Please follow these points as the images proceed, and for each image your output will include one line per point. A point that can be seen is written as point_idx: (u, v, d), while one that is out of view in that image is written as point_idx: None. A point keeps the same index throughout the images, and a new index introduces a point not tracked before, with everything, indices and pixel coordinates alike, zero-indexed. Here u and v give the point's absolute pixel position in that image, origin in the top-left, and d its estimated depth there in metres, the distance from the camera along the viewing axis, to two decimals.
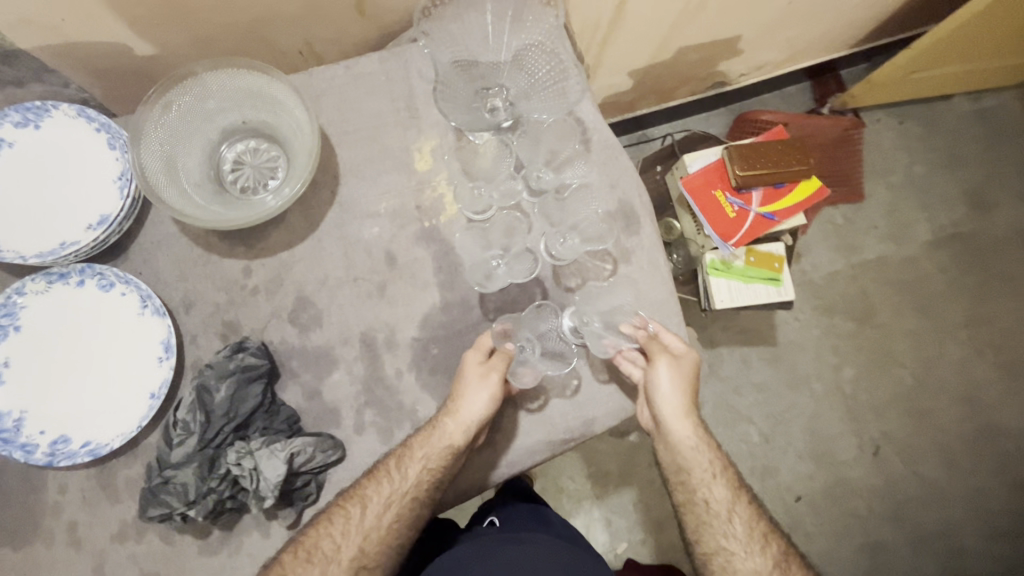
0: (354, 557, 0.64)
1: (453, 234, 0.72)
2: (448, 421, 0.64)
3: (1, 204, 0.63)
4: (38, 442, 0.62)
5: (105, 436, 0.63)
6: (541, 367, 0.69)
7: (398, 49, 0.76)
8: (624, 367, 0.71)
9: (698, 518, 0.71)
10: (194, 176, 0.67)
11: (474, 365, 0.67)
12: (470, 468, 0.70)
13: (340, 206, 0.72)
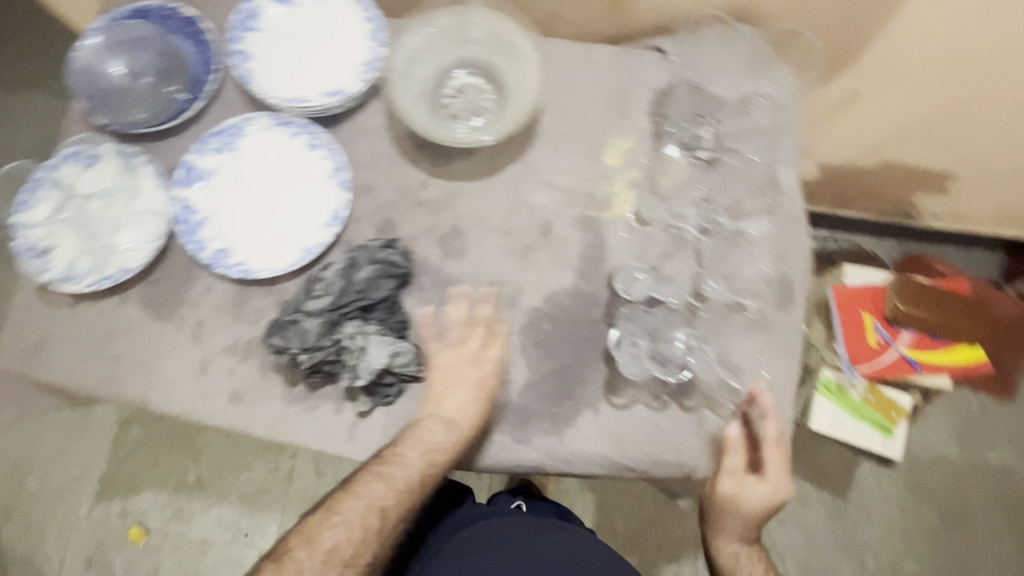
0: (387, 504, 0.65)
1: (610, 233, 0.74)
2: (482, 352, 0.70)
3: (272, 48, 0.74)
4: (208, 245, 0.72)
5: (257, 265, 0.71)
6: (651, 369, 0.70)
7: (638, 52, 0.79)
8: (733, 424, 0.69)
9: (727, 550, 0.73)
10: (420, 90, 0.74)
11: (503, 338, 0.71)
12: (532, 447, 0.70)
13: (524, 165, 0.75)
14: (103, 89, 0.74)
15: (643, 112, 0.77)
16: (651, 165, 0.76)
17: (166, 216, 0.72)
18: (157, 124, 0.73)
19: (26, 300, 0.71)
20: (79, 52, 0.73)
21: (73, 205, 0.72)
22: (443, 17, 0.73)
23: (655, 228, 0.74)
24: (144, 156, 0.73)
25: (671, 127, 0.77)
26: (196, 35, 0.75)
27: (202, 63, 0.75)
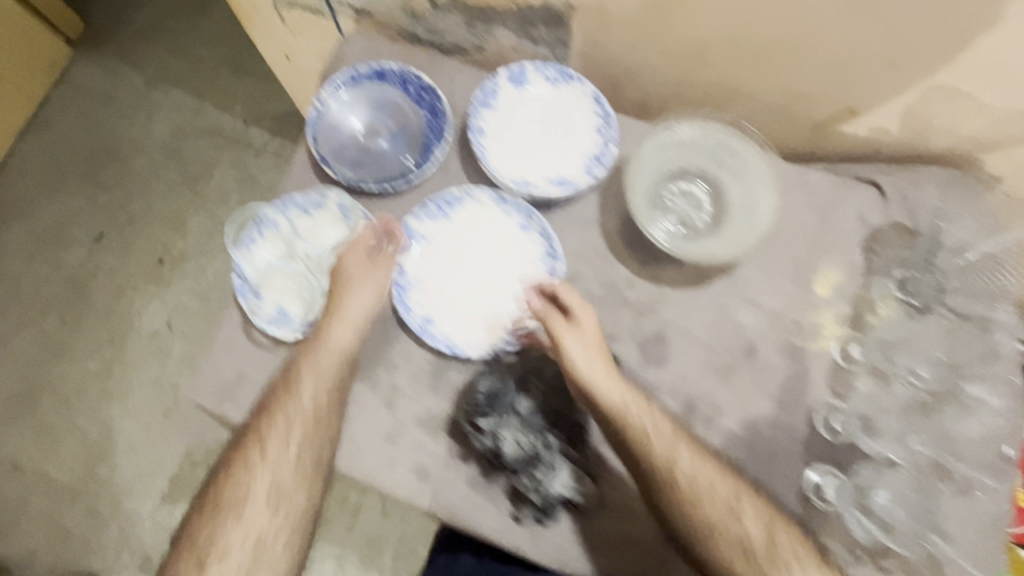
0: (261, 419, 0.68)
1: (815, 366, 0.72)
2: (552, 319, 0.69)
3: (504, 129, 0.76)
4: (414, 311, 0.72)
5: (461, 340, 0.71)
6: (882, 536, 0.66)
7: (853, 184, 0.79)
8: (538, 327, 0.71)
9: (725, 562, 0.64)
10: (644, 191, 0.74)
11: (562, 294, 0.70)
12: None
13: (732, 281, 0.75)
14: (337, 144, 0.76)
15: (856, 247, 0.76)
16: (861, 301, 0.74)
17: (378, 276, 0.72)
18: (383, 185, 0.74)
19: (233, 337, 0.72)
20: (323, 106, 0.77)
21: (295, 252, 0.74)
22: (684, 127, 0.75)
23: (860, 368, 0.72)
24: (364, 212, 0.74)
25: (885, 267, 0.75)
26: (431, 104, 0.77)
27: (433, 132, 0.77)
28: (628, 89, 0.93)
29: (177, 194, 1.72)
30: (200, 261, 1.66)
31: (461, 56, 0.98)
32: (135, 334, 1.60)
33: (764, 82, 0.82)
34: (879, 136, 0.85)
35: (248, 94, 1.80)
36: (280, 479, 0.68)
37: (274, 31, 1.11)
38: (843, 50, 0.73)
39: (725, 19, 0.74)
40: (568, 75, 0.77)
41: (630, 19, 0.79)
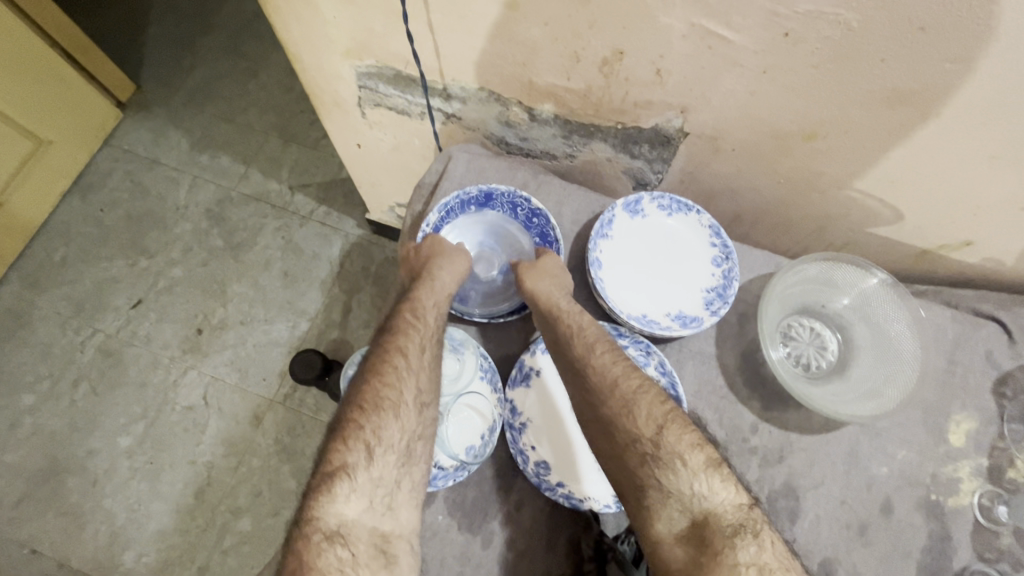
0: (402, 394, 0.60)
1: (956, 526, 0.67)
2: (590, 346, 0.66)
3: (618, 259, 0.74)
4: (530, 456, 0.67)
5: (581, 491, 0.66)
6: None
7: (975, 321, 0.76)
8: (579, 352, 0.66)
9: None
10: (771, 330, 0.70)
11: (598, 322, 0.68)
12: None
13: (861, 427, 0.70)
14: None
15: (986, 391, 0.73)
16: (997, 452, 0.70)
17: (492, 421, 0.67)
18: (494, 315, 0.73)
19: None
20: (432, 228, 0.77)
21: None
22: (812, 262, 0.71)
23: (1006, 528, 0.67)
24: (475, 345, 0.71)
25: (1019, 414, 0.71)
26: (539, 230, 0.77)
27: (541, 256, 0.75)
28: (724, 204, 0.91)
29: (219, 260, 1.69)
30: (239, 331, 1.61)
31: (549, 162, 0.97)
32: (168, 408, 1.54)
33: (876, 210, 0.80)
34: (991, 266, 0.82)
35: (295, 161, 1.79)
36: (382, 479, 0.56)
37: (351, 124, 1.11)
38: (971, 193, 0.71)
39: (849, 157, 0.73)
40: (684, 204, 0.75)
41: (744, 148, 0.77)
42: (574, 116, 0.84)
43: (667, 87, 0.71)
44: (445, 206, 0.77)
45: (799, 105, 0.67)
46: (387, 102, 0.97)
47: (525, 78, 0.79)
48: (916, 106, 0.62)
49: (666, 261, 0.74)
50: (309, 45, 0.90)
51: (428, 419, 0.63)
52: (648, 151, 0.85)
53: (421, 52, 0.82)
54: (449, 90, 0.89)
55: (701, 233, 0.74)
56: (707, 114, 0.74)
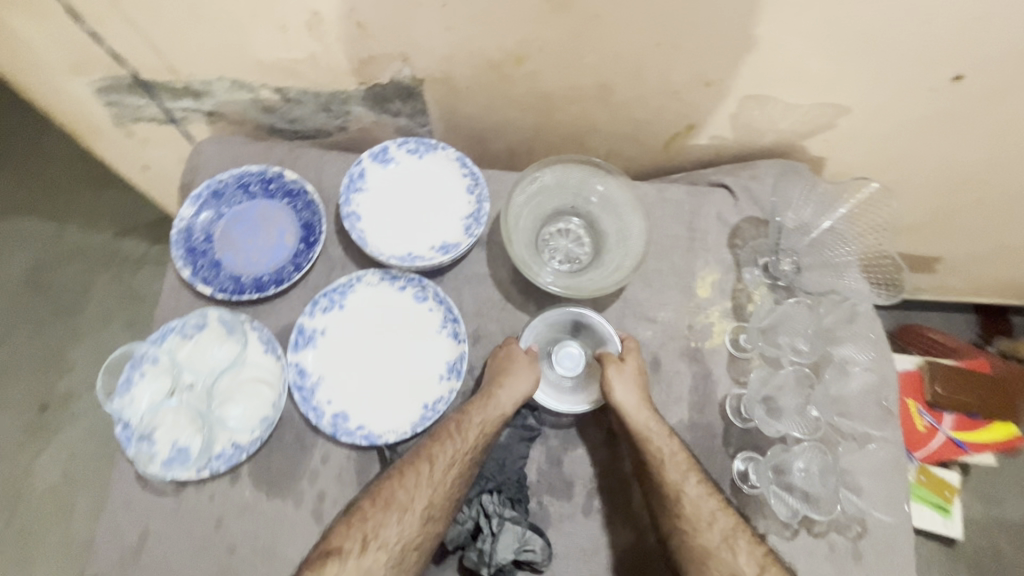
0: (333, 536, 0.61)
1: (716, 362, 0.78)
2: (500, 392, 0.69)
3: (379, 209, 0.77)
4: (324, 410, 0.69)
5: (380, 428, 0.69)
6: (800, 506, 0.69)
7: (705, 191, 0.87)
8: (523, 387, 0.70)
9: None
10: (525, 239, 0.77)
11: (628, 366, 0.72)
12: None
13: (625, 302, 0.79)
14: (211, 258, 0.74)
15: (723, 246, 0.84)
16: (739, 293, 0.82)
17: (279, 386, 0.69)
18: (267, 290, 0.72)
19: (127, 492, 0.65)
20: (188, 222, 0.75)
21: (179, 386, 0.68)
22: (547, 171, 0.78)
23: (752, 354, 0.78)
24: (251, 322, 0.71)
25: (749, 258, 0.84)
26: (302, 200, 0.77)
27: (306, 223, 0.77)
28: (494, 141, 0.98)
29: (51, 330, 1.56)
30: (92, 396, 1.50)
31: (327, 138, 0.99)
32: (27, 498, 1.41)
33: (610, 113, 0.90)
34: (719, 141, 0.95)
35: (115, 207, 1.67)
36: None
37: (124, 147, 1.06)
38: (668, 79, 0.82)
39: (560, 69, 0.81)
40: (429, 146, 0.80)
41: (476, 83, 0.83)
42: (321, 87, 0.86)
43: (378, 38, 0.75)
44: (199, 199, 0.76)
45: (491, 30, 0.73)
46: (142, 113, 0.94)
47: (253, 58, 0.80)
48: (578, 10, 0.70)
49: (425, 200, 0.79)
50: (28, 70, 0.85)
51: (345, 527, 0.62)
52: (403, 105, 0.89)
53: (141, 52, 0.80)
54: (192, 87, 0.87)
55: (451, 168, 0.80)
56: (427, 57, 0.78)
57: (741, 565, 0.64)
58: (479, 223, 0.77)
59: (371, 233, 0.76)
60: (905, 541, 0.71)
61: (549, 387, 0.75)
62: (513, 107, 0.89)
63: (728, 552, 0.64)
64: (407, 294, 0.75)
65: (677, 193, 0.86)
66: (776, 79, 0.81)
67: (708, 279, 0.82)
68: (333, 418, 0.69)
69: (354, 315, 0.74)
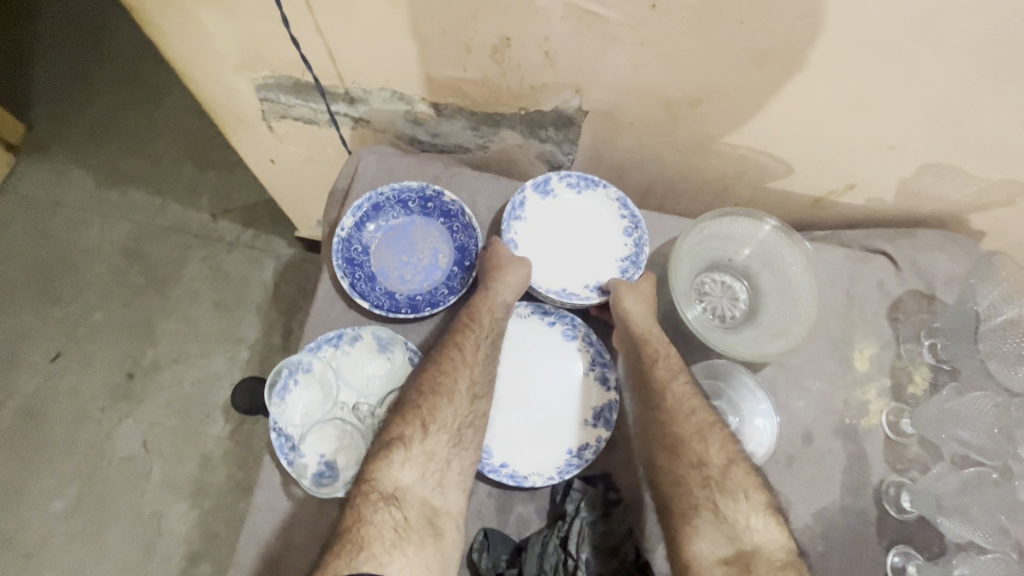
0: None
1: (870, 443, 0.73)
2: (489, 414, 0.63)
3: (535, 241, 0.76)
4: None
5: (525, 469, 0.67)
6: None
7: (865, 257, 0.83)
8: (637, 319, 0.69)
9: (693, 502, 0.62)
10: (685, 287, 0.74)
11: (641, 292, 0.71)
12: None
13: (778, 366, 0.75)
14: (367, 272, 0.74)
15: (882, 318, 0.79)
16: (897, 372, 0.77)
17: None
18: (423, 311, 0.71)
19: (272, 501, 0.65)
20: (346, 233, 0.74)
21: (333, 401, 0.68)
22: (714, 221, 0.75)
23: (912, 439, 0.74)
24: (404, 342, 0.70)
25: (909, 335, 0.79)
26: (458, 222, 0.76)
27: (462, 247, 0.76)
28: (634, 177, 0.95)
29: (142, 301, 1.60)
30: (174, 370, 1.54)
31: (464, 156, 0.98)
32: (104, 462, 1.44)
33: (767, 165, 0.86)
34: (876, 204, 0.90)
35: (214, 188, 1.72)
36: None
37: (260, 140, 1.08)
38: (846, 139, 0.78)
39: (734, 119, 0.78)
40: (589, 182, 0.78)
41: (640, 121, 0.81)
42: (479, 107, 0.85)
43: (558, 68, 0.74)
44: (358, 210, 0.75)
45: (678, 73, 0.71)
46: (292, 111, 0.95)
47: (423, 73, 0.80)
48: (779, 62, 0.67)
49: (580, 236, 0.77)
50: (199, 63, 0.87)
51: None
52: (555, 133, 0.88)
53: (316, 57, 0.81)
54: (351, 93, 0.88)
55: (610, 207, 0.78)
56: (601, 91, 0.77)
57: (711, 458, 0.63)
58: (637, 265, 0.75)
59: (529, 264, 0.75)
60: None
61: None
62: (668, 148, 0.87)
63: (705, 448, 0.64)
64: (555, 330, 0.73)
65: (835, 256, 0.82)
66: (968, 151, 0.76)
67: (865, 353, 0.77)
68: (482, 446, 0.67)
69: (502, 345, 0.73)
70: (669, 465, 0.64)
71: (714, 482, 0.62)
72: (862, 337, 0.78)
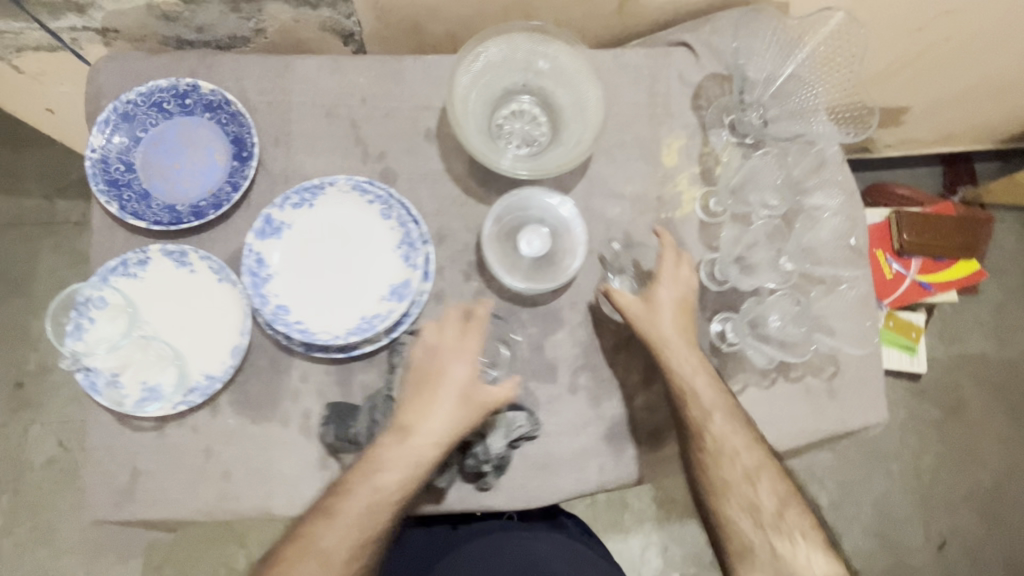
0: (372, 521, 0.61)
1: (687, 231, 0.76)
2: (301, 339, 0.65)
3: (288, 226, 0.67)
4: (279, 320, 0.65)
5: (321, 324, 0.65)
6: (776, 354, 0.72)
7: (666, 50, 0.80)
8: (663, 278, 0.71)
9: (746, 541, 0.67)
10: (479, 126, 0.71)
11: (657, 305, 0.70)
12: (666, 434, 0.72)
13: (590, 180, 0.76)
14: (138, 189, 0.68)
15: (687, 109, 0.79)
16: (707, 157, 0.78)
17: (238, 313, 0.65)
18: (208, 215, 0.67)
19: (109, 437, 0.64)
20: (103, 155, 0.67)
21: (139, 325, 0.65)
22: (491, 43, 0.71)
23: (724, 217, 0.76)
24: (200, 251, 0.67)
25: (715, 119, 0.79)
26: (225, 112, 0.70)
27: (237, 137, 0.70)
28: (429, 24, 0.87)
29: None
30: None
31: (246, 48, 0.88)
32: None
33: None
34: None
35: None
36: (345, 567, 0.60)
37: (19, 87, 0.93)
38: None
39: None
40: (325, 189, 0.67)
41: None
42: None
43: None
44: (108, 127, 0.67)
45: None
46: (22, 39, 0.81)
47: None
48: None
49: (332, 209, 0.68)
50: None
51: (348, 504, 0.61)
52: None
53: None
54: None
55: (360, 193, 0.68)
56: None
57: (761, 500, 0.67)
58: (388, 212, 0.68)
59: (288, 246, 0.67)
60: (870, 370, 0.75)
61: (526, 272, 0.71)
62: None
63: (753, 489, 0.67)
64: (343, 199, 0.68)
65: (636, 56, 0.79)
66: None
67: (674, 146, 0.78)
68: (289, 324, 0.65)
69: (283, 235, 0.66)
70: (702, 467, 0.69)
71: (766, 525, 0.67)
72: (670, 133, 0.78)
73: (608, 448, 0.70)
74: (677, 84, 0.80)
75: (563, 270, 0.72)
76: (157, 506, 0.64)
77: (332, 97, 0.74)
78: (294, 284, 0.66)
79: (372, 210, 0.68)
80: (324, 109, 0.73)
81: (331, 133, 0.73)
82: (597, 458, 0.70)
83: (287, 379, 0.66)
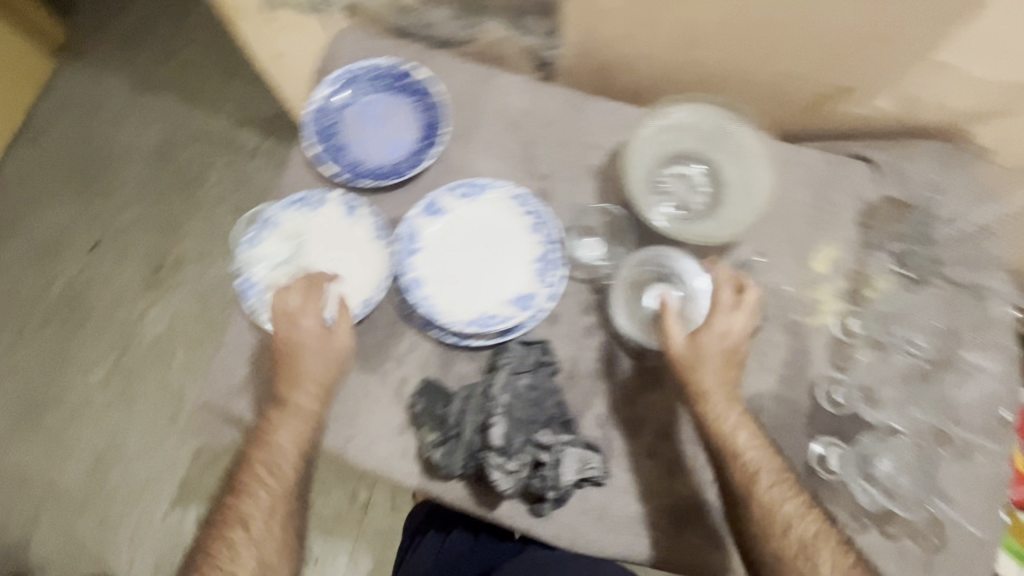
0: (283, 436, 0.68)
1: (815, 341, 0.74)
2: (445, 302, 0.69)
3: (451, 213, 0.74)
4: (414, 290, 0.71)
5: (448, 305, 0.71)
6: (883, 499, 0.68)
7: (846, 160, 0.79)
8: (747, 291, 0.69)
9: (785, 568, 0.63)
10: (642, 179, 0.74)
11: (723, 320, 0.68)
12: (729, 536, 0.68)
13: (731, 260, 0.76)
14: (337, 141, 0.78)
15: (852, 223, 0.77)
16: (858, 277, 0.76)
17: (381, 269, 0.72)
18: (386, 180, 0.75)
19: (240, 337, 0.73)
20: (322, 107, 0.78)
21: (302, 253, 0.74)
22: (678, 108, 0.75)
23: (862, 341, 0.74)
24: (369, 208, 0.75)
25: (877, 242, 0.77)
26: (428, 101, 0.79)
27: (430, 124, 0.78)
28: (619, 74, 0.92)
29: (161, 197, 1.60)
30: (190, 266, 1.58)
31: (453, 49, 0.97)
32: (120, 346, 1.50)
33: (754, 61, 0.81)
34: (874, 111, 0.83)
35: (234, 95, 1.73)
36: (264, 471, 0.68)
37: None
38: (829, 33, 0.72)
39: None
40: (490, 191, 0.74)
41: (619, 4, 0.78)
42: None
43: None
44: (334, 87, 0.79)
45: None
46: None
47: None
48: None
49: (492, 209, 0.75)
50: None
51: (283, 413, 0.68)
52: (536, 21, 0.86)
53: None
54: None
55: (518, 204, 0.74)
56: None
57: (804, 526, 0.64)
58: (537, 229, 0.74)
59: (442, 227, 0.74)
60: (975, 559, 0.67)
61: (644, 324, 0.72)
62: (651, 43, 0.84)
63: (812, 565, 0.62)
64: (503, 204, 0.74)
65: (816, 156, 0.79)
66: (979, 49, 0.67)
67: (827, 256, 0.76)
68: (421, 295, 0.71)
69: (443, 217, 0.74)
70: (747, 517, 0.65)
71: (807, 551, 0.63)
72: (827, 241, 0.77)
73: (666, 525, 0.68)
74: (849, 196, 0.78)
75: (681, 335, 0.72)
76: (256, 411, 0.71)
77: (519, 114, 0.80)
78: (437, 262, 0.73)
79: (526, 222, 0.74)
80: (508, 122, 0.80)
81: (507, 145, 0.80)
82: (652, 530, 0.68)
83: (399, 344, 0.72)
